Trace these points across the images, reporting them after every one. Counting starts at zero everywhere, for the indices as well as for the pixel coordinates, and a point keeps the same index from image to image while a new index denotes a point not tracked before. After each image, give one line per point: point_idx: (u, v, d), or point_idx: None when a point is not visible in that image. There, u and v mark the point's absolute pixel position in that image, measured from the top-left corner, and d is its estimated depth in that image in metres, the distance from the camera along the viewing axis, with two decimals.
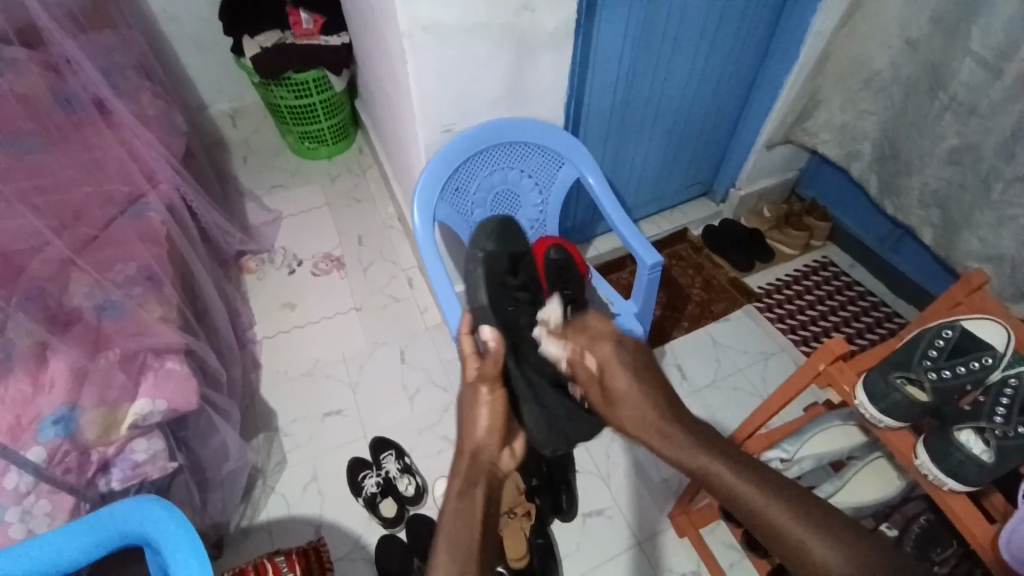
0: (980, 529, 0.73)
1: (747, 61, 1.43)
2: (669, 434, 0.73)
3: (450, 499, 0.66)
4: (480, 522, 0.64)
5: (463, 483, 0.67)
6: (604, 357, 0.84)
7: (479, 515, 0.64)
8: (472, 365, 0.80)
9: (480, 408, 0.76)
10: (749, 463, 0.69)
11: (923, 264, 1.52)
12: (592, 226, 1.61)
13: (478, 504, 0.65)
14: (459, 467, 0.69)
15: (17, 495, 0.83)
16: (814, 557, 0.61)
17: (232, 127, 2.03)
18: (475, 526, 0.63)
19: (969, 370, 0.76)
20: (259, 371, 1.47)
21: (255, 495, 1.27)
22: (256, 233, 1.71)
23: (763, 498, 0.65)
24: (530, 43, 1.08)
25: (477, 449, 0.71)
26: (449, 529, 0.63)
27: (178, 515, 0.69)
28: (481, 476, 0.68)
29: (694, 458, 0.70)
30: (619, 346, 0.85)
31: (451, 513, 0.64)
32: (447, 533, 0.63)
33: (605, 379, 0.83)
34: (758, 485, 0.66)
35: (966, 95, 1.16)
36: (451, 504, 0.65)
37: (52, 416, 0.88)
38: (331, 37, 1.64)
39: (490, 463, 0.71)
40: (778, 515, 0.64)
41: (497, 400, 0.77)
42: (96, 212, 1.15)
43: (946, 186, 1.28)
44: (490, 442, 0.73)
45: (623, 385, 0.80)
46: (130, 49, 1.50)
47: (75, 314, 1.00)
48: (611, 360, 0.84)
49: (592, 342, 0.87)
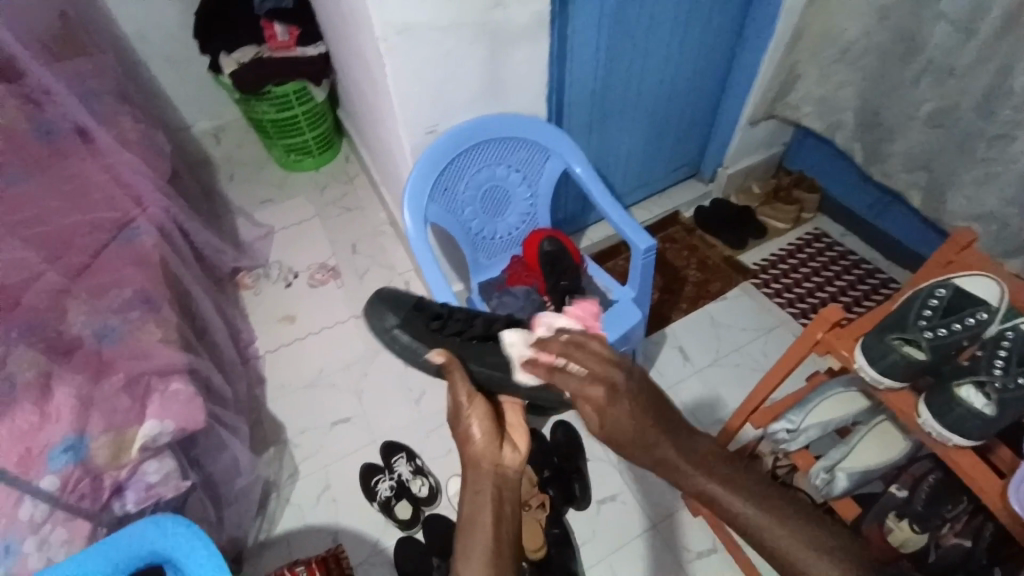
0: (988, 483, 0.74)
1: (723, 41, 1.44)
2: (668, 462, 0.66)
3: (465, 503, 0.68)
4: (492, 518, 0.66)
5: (471, 488, 0.69)
6: (595, 404, 0.64)
7: (488, 516, 0.66)
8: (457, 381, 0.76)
9: (470, 421, 0.74)
10: (760, 492, 0.67)
11: (913, 228, 1.51)
12: (583, 216, 1.61)
13: (486, 508, 0.67)
14: (466, 476, 0.71)
15: (34, 525, 0.83)
16: None
17: (217, 145, 2.03)
18: (489, 523, 0.66)
19: (963, 326, 0.76)
20: (262, 386, 1.47)
21: (270, 509, 1.27)
22: (249, 248, 1.71)
23: (795, 539, 0.63)
24: (505, 36, 1.08)
25: (474, 460, 0.71)
26: (463, 528, 0.66)
27: (203, 539, 0.69)
28: (486, 482, 0.69)
29: (707, 493, 0.66)
30: (616, 390, 0.64)
31: (464, 518, 0.67)
32: (462, 535, 0.66)
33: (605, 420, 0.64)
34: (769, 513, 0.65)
35: (942, 57, 1.17)
36: (464, 508, 0.68)
37: (62, 444, 0.89)
38: (306, 48, 1.63)
39: (493, 466, 0.71)
40: (792, 548, 0.63)
41: (476, 406, 0.75)
42: (85, 240, 1.15)
43: (930, 148, 1.28)
44: (487, 445, 0.72)
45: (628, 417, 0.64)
46: (108, 74, 1.49)
47: (76, 342, 1.02)
48: (605, 399, 0.64)
49: (582, 385, 0.66)
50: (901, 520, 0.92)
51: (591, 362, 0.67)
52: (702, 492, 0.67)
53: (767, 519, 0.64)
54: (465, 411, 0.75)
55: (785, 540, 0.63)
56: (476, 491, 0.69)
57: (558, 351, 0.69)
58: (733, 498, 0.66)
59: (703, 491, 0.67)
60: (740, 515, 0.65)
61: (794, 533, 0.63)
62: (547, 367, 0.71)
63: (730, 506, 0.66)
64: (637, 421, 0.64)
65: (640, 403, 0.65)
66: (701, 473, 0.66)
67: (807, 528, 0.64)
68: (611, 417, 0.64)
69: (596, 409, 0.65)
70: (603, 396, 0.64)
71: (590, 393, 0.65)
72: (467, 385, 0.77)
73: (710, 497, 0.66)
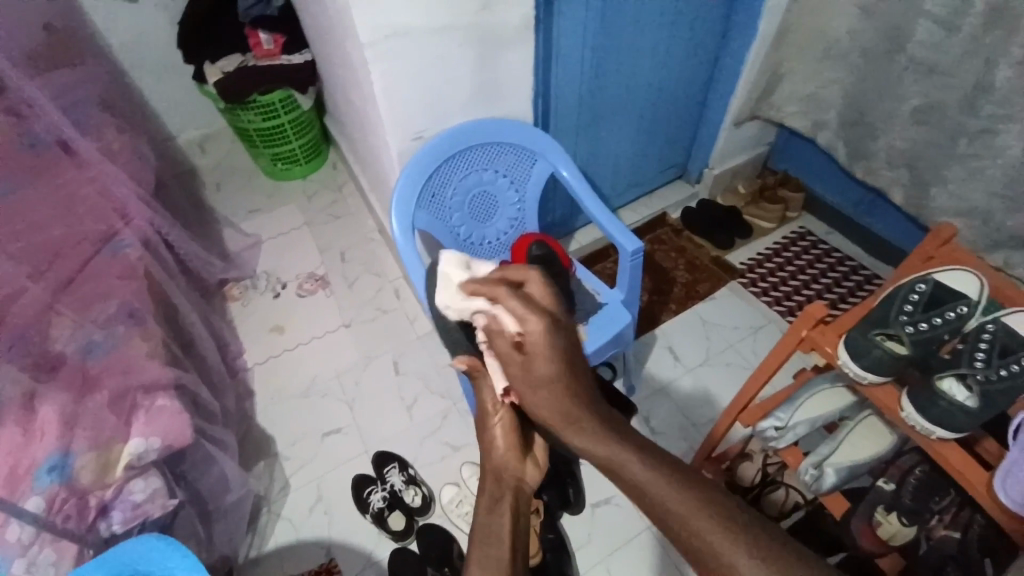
0: (974, 474, 0.75)
1: (707, 43, 1.45)
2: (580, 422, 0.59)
3: (480, 515, 0.68)
4: (508, 528, 0.66)
5: (491, 496, 0.70)
6: (530, 331, 0.65)
7: (507, 525, 0.66)
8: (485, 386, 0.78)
9: (495, 430, 0.76)
10: (683, 471, 0.57)
11: (897, 224, 1.52)
12: (572, 219, 1.61)
13: (504, 516, 0.67)
14: (485, 484, 0.72)
15: (21, 547, 0.81)
16: None
17: (202, 155, 2.01)
18: (505, 535, 0.65)
19: (944, 320, 0.77)
20: (253, 398, 1.45)
21: (261, 524, 1.26)
22: (236, 259, 1.70)
23: (714, 525, 0.53)
24: (490, 41, 1.09)
25: (498, 470, 0.74)
26: (478, 540, 0.65)
27: (193, 557, 0.68)
28: (506, 492, 0.70)
29: (620, 465, 0.56)
30: (554, 324, 0.65)
31: (480, 526, 0.66)
32: (477, 546, 0.64)
33: (528, 356, 0.64)
34: (688, 494, 0.55)
35: (924, 55, 1.19)
36: (481, 516, 0.67)
37: (47, 463, 0.87)
38: (293, 56, 1.62)
39: (515, 479, 0.73)
40: (711, 535, 0.53)
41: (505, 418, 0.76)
42: (70, 254, 1.13)
43: (913, 145, 1.30)
44: (511, 458, 0.75)
45: (552, 362, 0.62)
46: (91, 86, 1.47)
47: (60, 359, 1.00)
48: (537, 336, 0.64)
49: (524, 310, 0.67)
50: (890, 513, 0.93)
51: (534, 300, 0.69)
52: (613, 462, 0.57)
53: (682, 498, 0.54)
54: (492, 419, 0.77)
55: (704, 524, 0.53)
56: (495, 499, 0.70)
57: (514, 279, 0.74)
58: (648, 471, 0.56)
59: (615, 463, 0.57)
60: (652, 494, 0.55)
61: (715, 522, 0.53)
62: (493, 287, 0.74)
63: (642, 482, 0.55)
64: (558, 366, 0.62)
65: (572, 349, 0.64)
66: (614, 440, 0.57)
67: (727, 514, 0.54)
68: (538, 349, 0.63)
69: (525, 340, 0.65)
70: (540, 326, 0.65)
71: (525, 321, 0.66)
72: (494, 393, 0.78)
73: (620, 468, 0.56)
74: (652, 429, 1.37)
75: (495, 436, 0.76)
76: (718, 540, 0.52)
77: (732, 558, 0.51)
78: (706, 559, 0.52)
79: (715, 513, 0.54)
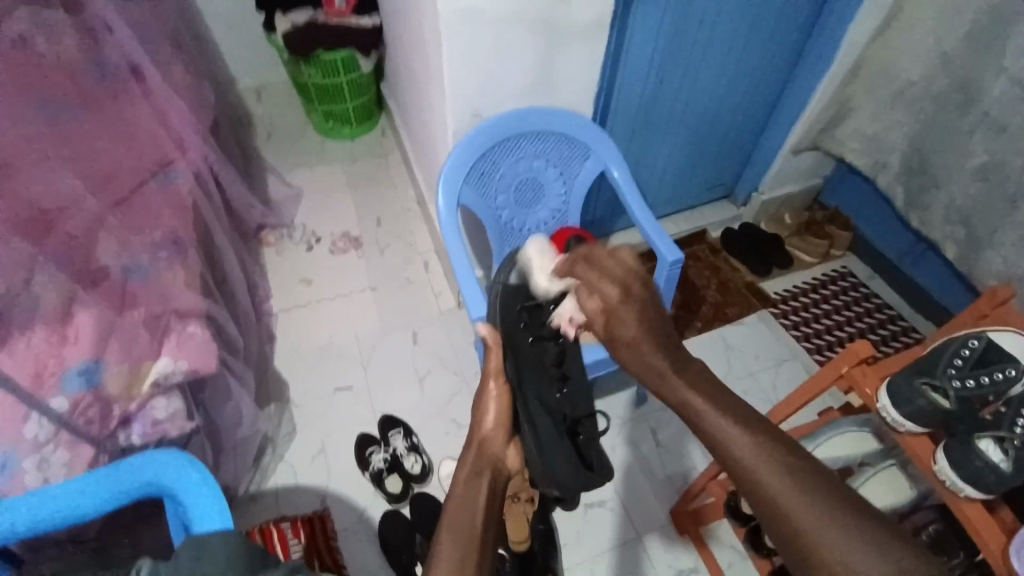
0: (993, 537, 0.73)
1: (778, 67, 1.42)
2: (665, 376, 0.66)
3: (458, 485, 0.68)
4: (483, 504, 0.65)
5: (471, 470, 0.70)
6: (607, 304, 0.74)
7: (482, 498, 0.66)
8: (494, 356, 0.83)
9: (489, 402, 0.81)
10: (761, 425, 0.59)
11: (941, 278, 1.49)
12: (611, 221, 1.60)
13: (482, 491, 0.67)
14: (468, 456, 0.73)
15: (35, 444, 0.84)
16: (824, 553, 0.50)
17: (258, 103, 2.04)
18: (479, 509, 0.65)
19: (991, 381, 0.75)
20: (273, 344, 1.48)
21: (264, 463, 1.28)
22: (277, 207, 1.72)
23: (793, 490, 0.53)
24: (562, 29, 1.08)
25: (484, 441, 0.77)
26: (453, 507, 0.65)
27: (212, 486, 0.70)
28: (486, 468, 0.71)
29: (685, 406, 0.62)
30: (626, 295, 0.74)
31: (457, 498, 0.66)
32: (451, 512, 0.64)
33: (610, 316, 0.74)
34: (764, 453, 0.56)
35: (999, 112, 1.16)
36: (458, 490, 0.67)
37: (77, 368, 0.90)
38: (361, 18, 1.64)
39: (495, 456, 0.74)
40: (787, 497, 0.53)
41: (501, 395, 0.82)
42: (125, 175, 1.16)
43: (972, 202, 1.26)
44: (496, 437, 0.78)
45: (633, 319, 0.72)
46: (165, 18, 1.49)
47: (102, 274, 1.03)
48: (615, 301, 0.74)
49: (602, 280, 0.76)
50: None
51: (616, 262, 0.78)
52: (686, 407, 0.62)
53: (757, 455, 0.56)
54: (489, 392, 0.82)
55: (774, 483, 0.54)
56: (475, 474, 0.70)
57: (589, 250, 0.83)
58: (724, 427, 0.58)
59: (686, 406, 0.62)
60: (716, 435, 0.58)
61: (801, 489, 0.53)
62: (577, 260, 0.83)
63: (711, 427, 0.59)
64: (638, 325, 0.71)
65: (649, 309, 0.73)
66: (693, 392, 0.62)
67: (806, 480, 0.54)
68: (619, 313, 0.73)
69: (605, 309, 0.74)
70: (614, 293, 0.74)
71: (606, 292, 0.75)
72: (498, 367, 0.83)
73: (691, 417, 0.61)
74: (657, 443, 1.35)
75: (486, 411, 0.81)
76: (798, 504, 0.53)
77: (798, 514, 0.52)
78: (801, 541, 0.51)
79: (815, 496, 0.53)
